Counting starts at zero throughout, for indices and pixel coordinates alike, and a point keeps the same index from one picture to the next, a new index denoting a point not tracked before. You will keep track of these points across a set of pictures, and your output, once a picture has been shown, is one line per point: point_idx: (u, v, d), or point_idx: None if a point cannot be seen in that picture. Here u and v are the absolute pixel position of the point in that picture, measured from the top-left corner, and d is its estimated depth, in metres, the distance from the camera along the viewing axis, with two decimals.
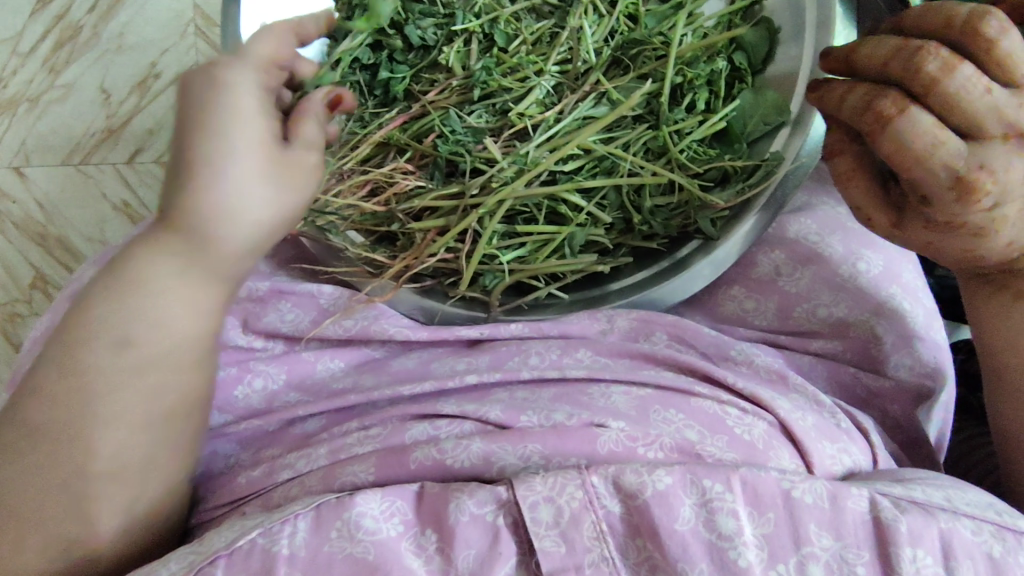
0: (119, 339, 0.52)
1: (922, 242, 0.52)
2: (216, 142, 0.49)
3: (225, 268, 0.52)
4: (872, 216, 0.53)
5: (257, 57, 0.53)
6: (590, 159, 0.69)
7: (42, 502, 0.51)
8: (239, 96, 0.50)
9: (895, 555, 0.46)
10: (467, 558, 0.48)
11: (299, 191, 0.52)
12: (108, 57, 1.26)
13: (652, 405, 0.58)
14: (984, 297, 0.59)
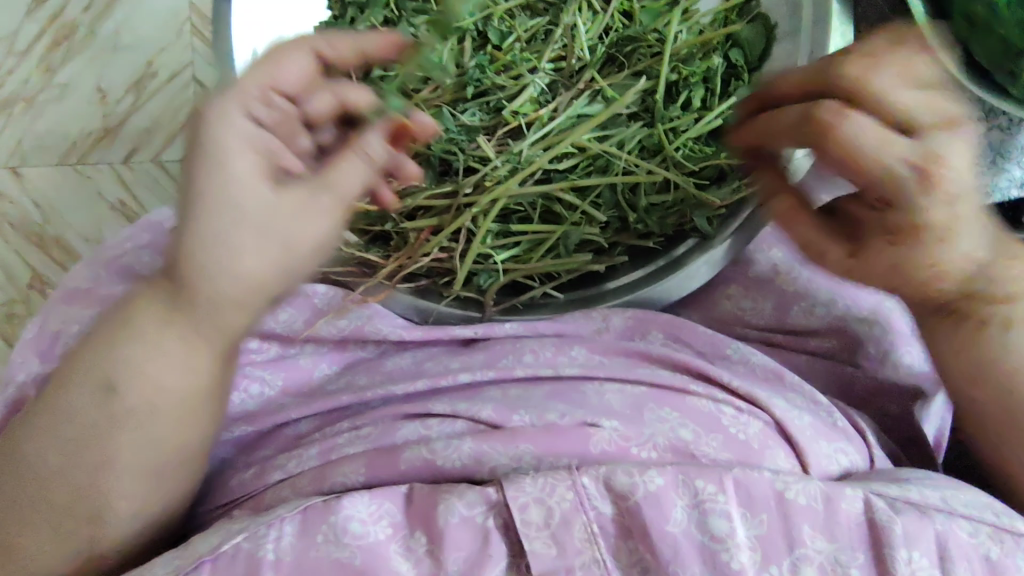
0: (110, 390, 0.50)
1: (895, 266, 0.49)
2: (193, 189, 0.44)
3: (223, 317, 0.47)
4: (829, 254, 0.51)
5: (252, 83, 0.46)
6: (584, 157, 0.67)
7: (56, 513, 0.52)
8: (224, 131, 0.44)
9: (890, 557, 0.46)
10: (457, 560, 0.48)
11: (295, 244, 0.44)
12: (104, 56, 1.25)
13: (647, 404, 0.58)
14: (943, 331, 0.58)
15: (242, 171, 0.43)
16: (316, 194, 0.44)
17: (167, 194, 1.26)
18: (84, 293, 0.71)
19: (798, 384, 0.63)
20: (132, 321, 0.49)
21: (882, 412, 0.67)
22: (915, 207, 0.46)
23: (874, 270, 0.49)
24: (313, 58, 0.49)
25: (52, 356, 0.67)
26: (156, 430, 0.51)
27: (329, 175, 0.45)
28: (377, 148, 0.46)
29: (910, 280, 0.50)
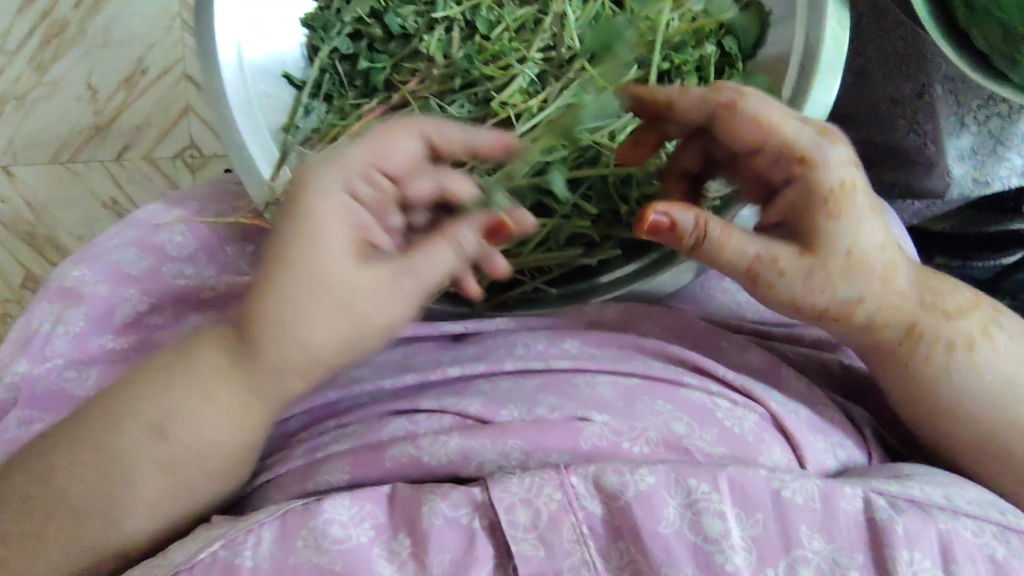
0: (161, 435, 0.52)
1: (841, 255, 0.53)
2: (287, 257, 0.48)
3: (280, 373, 0.51)
4: (780, 261, 0.53)
5: (357, 163, 0.50)
6: (575, 149, 0.65)
7: (79, 526, 0.53)
8: (323, 207, 0.48)
9: (892, 558, 0.44)
10: (442, 563, 0.46)
11: (368, 321, 0.49)
12: (94, 53, 1.24)
13: (640, 395, 0.56)
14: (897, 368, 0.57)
15: (336, 250, 0.48)
16: (400, 279, 0.48)
17: (159, 190, 1.26)
18: (70, 292, 0.70)
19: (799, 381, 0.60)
20: (196, 376, 0.52)
21: (880, 407, 0.65)
22: (818, 186, 0.53)
23: (828, 263, 0.53)
24: (421, 140, 0.53)
25: (39, 356, 0.67)
26: (195, 479, 0.54)
27: (419, 262, 0.48)
28: (472, 242, 0.50)
29: (858, 278, 0.54)
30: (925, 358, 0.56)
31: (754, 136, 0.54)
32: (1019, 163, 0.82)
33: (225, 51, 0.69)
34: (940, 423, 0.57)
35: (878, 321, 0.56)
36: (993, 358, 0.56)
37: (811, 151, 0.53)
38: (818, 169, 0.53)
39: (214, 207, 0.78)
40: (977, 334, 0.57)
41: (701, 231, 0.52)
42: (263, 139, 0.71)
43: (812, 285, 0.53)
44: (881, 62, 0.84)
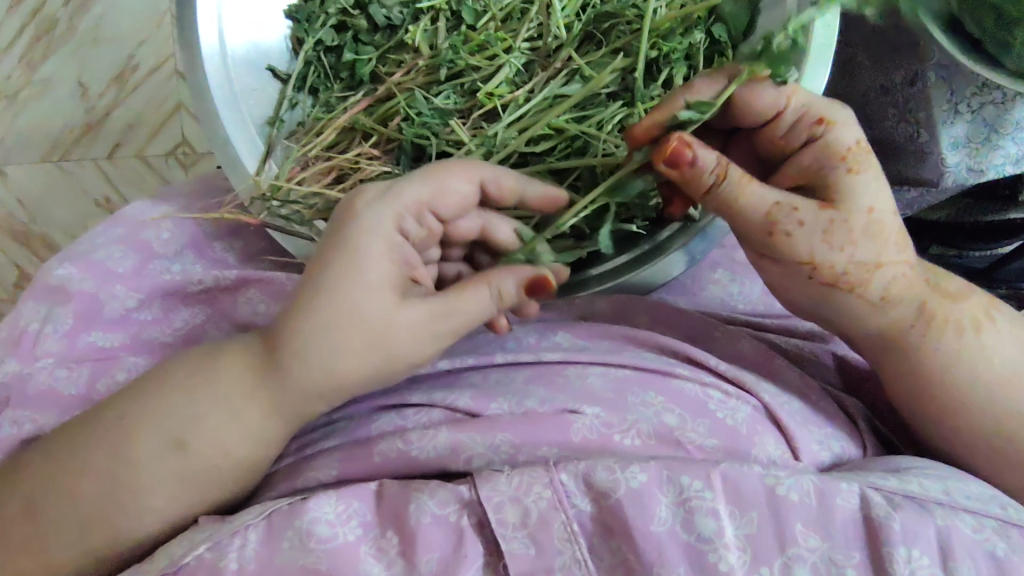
0: (180, 448, 0.52)
1: (861, 214, 0.52)
2: (331, 285, 0.50)
3: (299, 400, 0.52)
4: (800, 211, 0.51)
5: (411, 202, 0.52)
6: (562, 139, 0.64)
7: (76, 532, 0.52)
8: (373, 241, 0.50)
9: (888, 555, 0.43)
10: (430, 563, 0.45)
11: (399, 355, 0.51)
12: (84, 50, 1.22)
13: (632, 387, 0.55)
14: (898, 359, 0.56)
15: (380, 285, 0.50)
16: (440, 321, 0.51)
17: (151, 187, 1.25)
18: (56, 290, 0.68)
19: (793, 373, 0.59)
20: (222, 390, 0.53)
21: (874, 398, 0.64)
22: (835, 144, 0.52)
23: (849, 220, 0.51)
24: (478, 185, 0.55)
25: (31, 356, 0.65)
26: (206, 495, 0.53)
27: (461, 308, 0.51)
28: (512, 294, 0.52)
29: (877, 240, 0.52)
30: (938, 336, 0.55)
31: (771, 105, 0.52)
32: (1014, 151, 0.80)
33: (208, 39, 0.68)
34: (950, 412, 0.56)
35: (891, 296, 0.54)
36: (998, 342, 0.55)
37: (829, 111, 0.52)
38: (835, 129, 0.52)
39: (202, 203, 0.77)
40: (981, 316, 0.56)
41: (721, 173, 0.49)
42: (247, 131, 0.70)
43: (831, 240, 0.51)
44: (872, 51, 0.83)
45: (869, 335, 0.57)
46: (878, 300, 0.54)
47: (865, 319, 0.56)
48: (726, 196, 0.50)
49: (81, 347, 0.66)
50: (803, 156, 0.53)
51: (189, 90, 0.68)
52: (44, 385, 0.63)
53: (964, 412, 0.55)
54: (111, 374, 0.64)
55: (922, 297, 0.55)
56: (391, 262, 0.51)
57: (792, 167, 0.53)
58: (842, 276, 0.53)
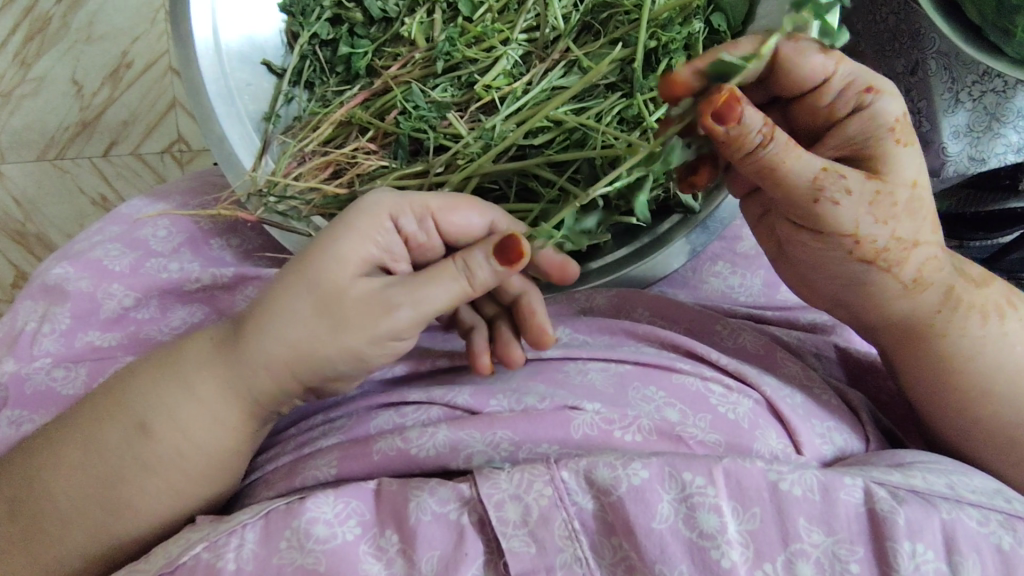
0: (146, 435, 0.52)
1: (905, 188, 0.50)
2: (307, 256, 0.52)
3: (255, 375, 0.52)
4: (847, 179, 0.48)
5: (411, 202, 0.53)
6: (560, 131, 0.64)
7: (58, 512, 0.52)
8: (355, 219, 0.52)
9: (892, 549, 0.43)
10: (430, 561, 0.45)
11: (344, 328, 0.50)
12: (79, 47, 1.21)
13: (633, 382, 0.55)
14: (908, 344, 0.56)
15: (345, 254, 0.51)
16: (395, 292, 0.50)
17: (147, 185, 1.24)
18: (53, 289, 0.67)
19: (794, 366, 0.59)
20: (186, 373, 0.53)
21: (875, 390, 0.64)
22: (884, 115, 0.50)
23: (895, 193, 0.50)
24: (489, 224, 0.55)
25: (28, 356, 0.64)
26: (185, 487, 0.53)
27: (423, 285, 0.50)
28: (481, 267, 0.49)
29: (916, 217, 0.51)
30: (965, 324, 0.54)
31: (819, 74, 0.48)
32: (1016, 139, 0.80)
33: (202, 34, 0.67)
34: (964, 407, 0.55)
35: (923, 279, 0.53)
36: (1016, 333, 0.55)
37: (880, 79, 0.49)
38: (883, 98, 0.50)
39: (196, 200, 0.76)
40: (1004, 304, 0.56)
41: (768, 135, 0.44)
42: (243, 127, 0.69)
43: (876, 212, 0.50)
44: (874, 39, 0.82)
45: (895, 321, 0.55)
46: (909, 282, 0.53)
47: (891, 303, 0.54)
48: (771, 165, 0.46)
49: (79, 345, 0.65)
50: (847, 128, 0.51)
51: (182, 86, 0.67)
52: (43, 385, 0.63)
53: (979, 404, 0.55)
54: (110, 374, 0.64)
55: (948, 284, 0.54)
56: (364, 240, 0.51)
57: (837, 136, 0.51)
58: (882, 252, 0.51)
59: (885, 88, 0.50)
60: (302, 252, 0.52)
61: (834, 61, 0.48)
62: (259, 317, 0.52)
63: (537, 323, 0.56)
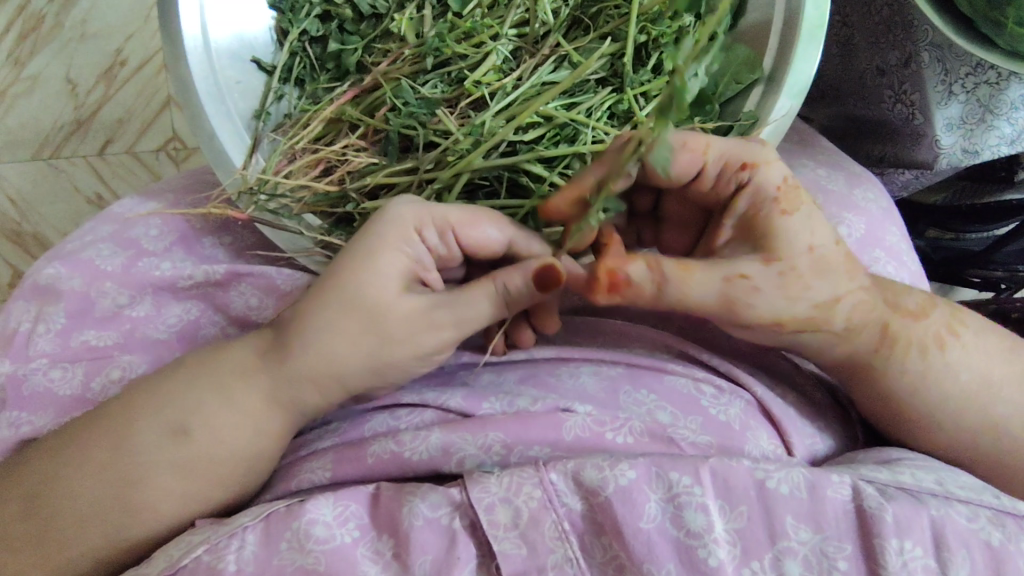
0: (183, 435, 0.52)
1: (806, 254, 0.49)
2: (343, 268, 0.51)
3: (294, 389, 0.52)
4: (750, 274, 0.49)
5: (442, 216, 0.51)
6: (551, 127, 0.62)
7: (79, 510, 0.52)
8: (391, 232, 0.51)
9: (880, 547, 0.42)
10: (424, 564, 0.45)
11: (392, 343, 0.51)
12: (73, 46, 1.20)
13: (623, 386, 0.54)
14: (855, 373, 0.55)
15: (383, 269, 0.50)
16: (438, 311, 0.50)
17: (143, 183, 1.25)
18: (47, 289, 0.67)
19: (788, 362, 0.58)
20: (228, 382, 0.53)
21: None
22: (766, 187, 0.50)
23: (797, 266, 0.49)
24: (508, 242, 0.53)
25: (25, 356, 0.64)
26: (206, 491, 0.53)
27: (465, 304, 0.50)
28: (520, 291, 0.49)
29: (827, 277, 0.50)
30: (903, 360, 0.53)
31: (692, 166, 0.50)
32: (1009, 132, 0.75)
33: (190, 30, 0.67)
34: (943, 421, 0.54)
35: (852, 325, 0.53)
36: (964, 355, 0.54)
37: (750, 155, 0.50)
38: (760, 170, 0.50)
39: (189, 199, 0.76)
40: (947, 332, 0.54)
41: (659, 273, 0.47)
42: (233, 124, 0.69)
43: (786, 292, 0.49)
44: (868, 31, 0.77)
45: (832, 362, 0.55)
46: (842, 332, 0.53)
47: (832, 349, 0.54)
48: (679, 291, 0.48)
49: (75, 344, 0.64)
50: (738, 205, 0.51)
51: (172, 82, 0.67)
52: (41, 385, 0.63)
53: (957, 413, 0.54)
54: (106, 373, 0.63)
55: (882, 319, 0.53)
56: (400, 254, 0.51)
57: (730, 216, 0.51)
58: (803, 323, 0.51)
59: (758, 161, 0.50)
60: (339, 261, 0.51)
61: (700, 153, 0.49)
62: (301, 334, 0.52)
63: (542, 313, 0.55)
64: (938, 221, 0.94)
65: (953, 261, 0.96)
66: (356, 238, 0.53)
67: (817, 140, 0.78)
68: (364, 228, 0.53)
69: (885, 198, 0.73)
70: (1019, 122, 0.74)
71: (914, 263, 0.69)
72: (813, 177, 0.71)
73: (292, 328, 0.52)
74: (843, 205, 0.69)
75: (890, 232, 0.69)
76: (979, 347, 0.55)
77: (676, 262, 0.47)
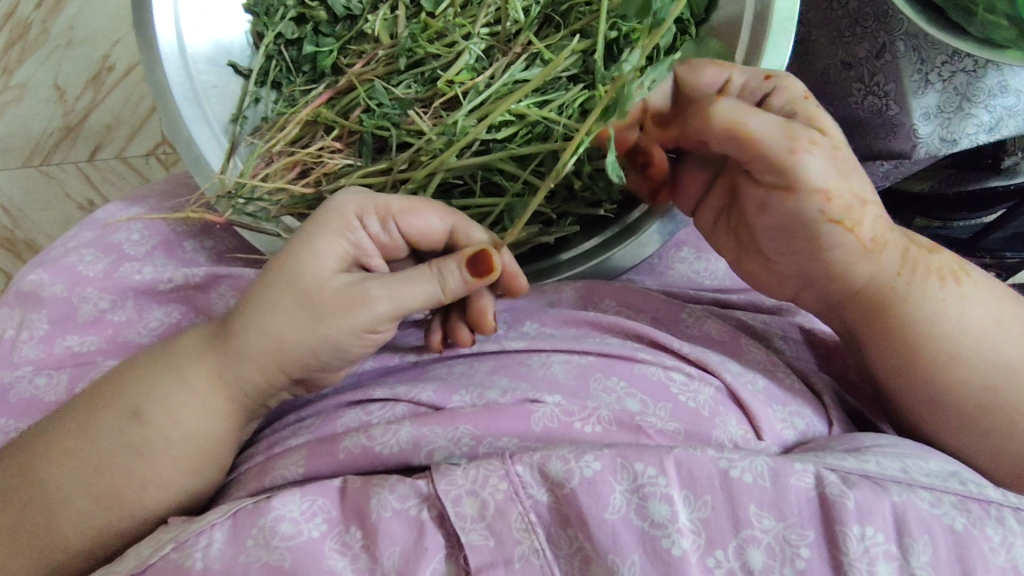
0: (138, 420, 0.53)
1: (842, 142, 0.51)
2: (286, 255, 0.53)
3: (242, 370, 0.53)
4: (795, 137, 0.50)
5: (377, 199, 0.53)
6: (522, 125, 0.63)
7: (46, 498, 0.52)
8: (329, 216, 0.52)
9: (841, 534, 0.43)
10: (392, 556, 0.45)
11: (327, 320, 0.51)
12: (60, 53, 1.21)
13: (594, 374, 0.55)
14: (869, 321, 0.54)
15: (321, 251, 0.52)
16: (372, 287, 0.51)
17: (132, 187, 1.25)
18: (29, 295, 0.67)
19: (757, 350, 0.59)
20: (181, 366, 0.54)
21: (844, 370, 0.63)
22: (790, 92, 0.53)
23: (837, 147, 0.50)
24: (449, 231, 0.54)
25: (8, 363, 0.64)
26: (169, 475, 0.53)
27: (401, 284, 0.51)
28: (453, 276, 0.50)
29: (860, 170, 0.52)
30: (925, 283, 0.53)
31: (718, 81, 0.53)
32: (988, 120, 0.74)
33: (166, 36, 0.67)
34: (959, 360, 0.53)
35: (878, 237, 0.52)
36: (978, 291, 0.54)
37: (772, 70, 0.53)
38: (785, 82, 0.53)
39: (170, 203, 0.76)
40: (958, 269, 0.55)
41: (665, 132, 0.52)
42: (211, 128, 0.69)
43: (830, 162, 0.50)
44: (829, 25, 0.78)
45: (858, 288, 0.54)
46: (868, 242, 0.52)
47: (856, 267, 0.53)
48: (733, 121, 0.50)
49: (58, 350, 0.65)
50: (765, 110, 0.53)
51: (148, 86, 0.67)
52: (26, 392, 0.63)
53: (972, 355, 0.53)
54: (89, 378, 0.63)
55: (904, 243, 0.53)
56: (340, 236, 0.52)
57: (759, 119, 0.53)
58: (845, 207, 0.50)
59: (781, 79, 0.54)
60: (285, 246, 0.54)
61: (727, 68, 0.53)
62: (244, 320, 0.53)
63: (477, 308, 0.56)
64: (925, 210, 0.94)
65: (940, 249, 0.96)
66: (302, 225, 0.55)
67: None
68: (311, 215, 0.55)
69: None
70: (996, 109, 0.74)
71: None
72: None
73: (239, 313, 0.53)
74: None
75: None
76: (993, 290, 0.55)
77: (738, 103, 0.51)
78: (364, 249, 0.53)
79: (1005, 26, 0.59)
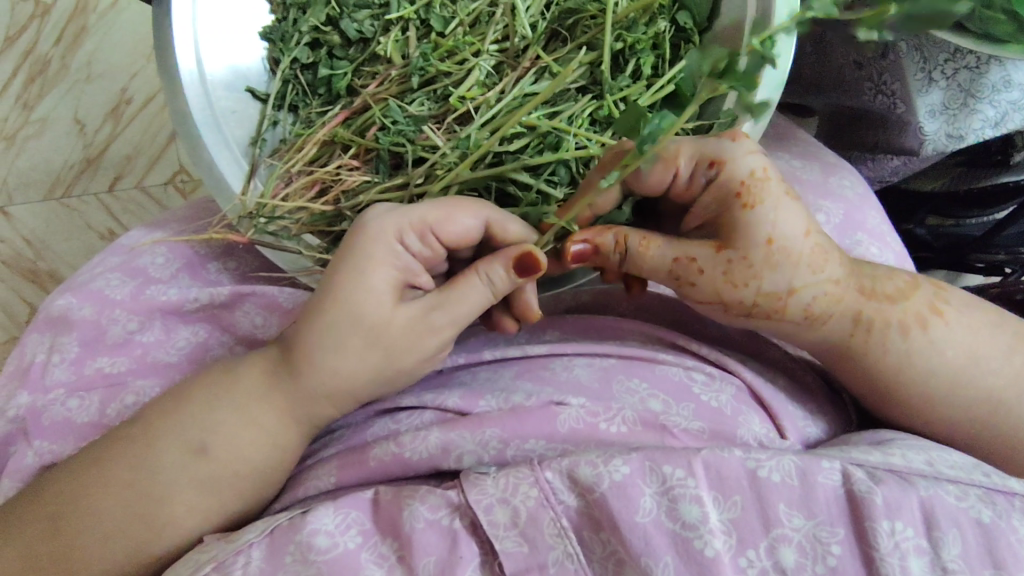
0: (199, 455, 0.53)
1: (761, 248, 0.50)
2: (336, 289, 0.51)
3: (303, 399, 0.53)
4: (697, 262, 0.51)
5: (413, 213, 0.51)
6: (534, 136, 0.63)
7: (102, 527, 0.53)
8: (376, 248, 0.51)
9: (871, 530, 0.43)
10: (428, 566, 0.45)
11: (397, 353, 0.52)
12: (80, 87, 1.24)
13: (616, 375, 0.55)
14: (836, 362, 0.56)
15: (375, 285, 0.51)
16: (435, 314, 0.52)
17: (151, 216, 1.28)
18: (58, 320, 0.69)
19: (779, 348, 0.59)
20: (239, 401, 0.54)
21: None
22: (729, 181, 0.50)
23: (747, 257, 0.50)
24: (485, 223, 0.52)
25: (41, 387, 0.66)
26: (224, 503, 0.54)
27: (456, 303, 0.51)
28: (500, 278, 0.50)
29: (783, 269, 0.50)
30: (882, 343, 0.54)
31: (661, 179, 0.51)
32: (993, 114, 0.78)
33: (185, 64, 0.69)
34: (935, 400, 0.54)
35: (817, 312, 0.53)
36: (948, 333, 0.54)
37: (717, 151, 0.50)
38: (727, 166, 0.50)
39: (192, 225, 0.78)
40: (930, 311, 0.54)
41: (620, 245, 0.51)
42: (231, 152, 0.71)
43: (732, 280, 0.51)
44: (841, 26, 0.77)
45: (817, 347, 0.56)
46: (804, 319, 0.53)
47: (804, 336, 0.55)
48: (636, 263, 0.52)
49: (89, 372, 0.66)
50: (704, 200, 0.52)
51: (170, 115, 0.69)
52: (58, 415, 0.64)
53: (943, 394, 0.54)
54: (120, 400, 0.65)
55: (857, 309, 0.53)
56: (393, 267, 0.52)
57: (698, 209, 0.52)
58: (755, 306, 0.52)
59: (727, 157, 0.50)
60: (330, 275, 0.52)
61: (669, 161, 0.50)
62: (303, 359, 0.52)
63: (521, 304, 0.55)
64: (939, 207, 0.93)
65: (953, 248, 0.93)
66: (337, 254, 0.53)
67: (793, 132, 0.79)
68: (344, 241, 0.53)
69: (862, 185, 0.74)
70: (1000, 104, 0.77)
71: (896, 243, 0.70)
72: (788, 169, 0.72)
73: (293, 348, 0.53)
74: (819, 193, 0.70)
75: (872, 217, 0.70)
76: (963, 323, 0.55)
77: (639, 238, 0.51)
78: (411, 271, 0.53)
79: (1003, 22, 0.60)
